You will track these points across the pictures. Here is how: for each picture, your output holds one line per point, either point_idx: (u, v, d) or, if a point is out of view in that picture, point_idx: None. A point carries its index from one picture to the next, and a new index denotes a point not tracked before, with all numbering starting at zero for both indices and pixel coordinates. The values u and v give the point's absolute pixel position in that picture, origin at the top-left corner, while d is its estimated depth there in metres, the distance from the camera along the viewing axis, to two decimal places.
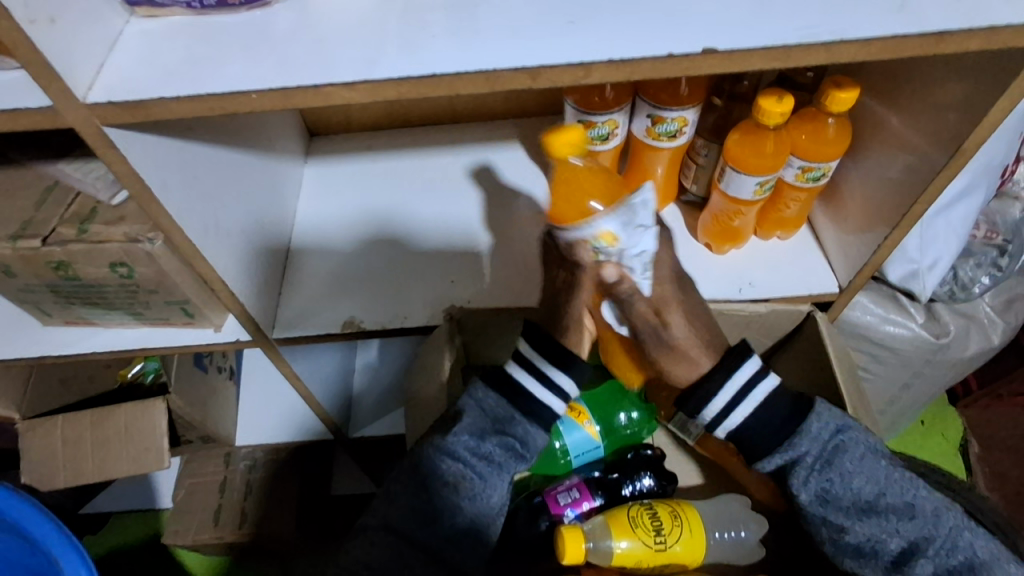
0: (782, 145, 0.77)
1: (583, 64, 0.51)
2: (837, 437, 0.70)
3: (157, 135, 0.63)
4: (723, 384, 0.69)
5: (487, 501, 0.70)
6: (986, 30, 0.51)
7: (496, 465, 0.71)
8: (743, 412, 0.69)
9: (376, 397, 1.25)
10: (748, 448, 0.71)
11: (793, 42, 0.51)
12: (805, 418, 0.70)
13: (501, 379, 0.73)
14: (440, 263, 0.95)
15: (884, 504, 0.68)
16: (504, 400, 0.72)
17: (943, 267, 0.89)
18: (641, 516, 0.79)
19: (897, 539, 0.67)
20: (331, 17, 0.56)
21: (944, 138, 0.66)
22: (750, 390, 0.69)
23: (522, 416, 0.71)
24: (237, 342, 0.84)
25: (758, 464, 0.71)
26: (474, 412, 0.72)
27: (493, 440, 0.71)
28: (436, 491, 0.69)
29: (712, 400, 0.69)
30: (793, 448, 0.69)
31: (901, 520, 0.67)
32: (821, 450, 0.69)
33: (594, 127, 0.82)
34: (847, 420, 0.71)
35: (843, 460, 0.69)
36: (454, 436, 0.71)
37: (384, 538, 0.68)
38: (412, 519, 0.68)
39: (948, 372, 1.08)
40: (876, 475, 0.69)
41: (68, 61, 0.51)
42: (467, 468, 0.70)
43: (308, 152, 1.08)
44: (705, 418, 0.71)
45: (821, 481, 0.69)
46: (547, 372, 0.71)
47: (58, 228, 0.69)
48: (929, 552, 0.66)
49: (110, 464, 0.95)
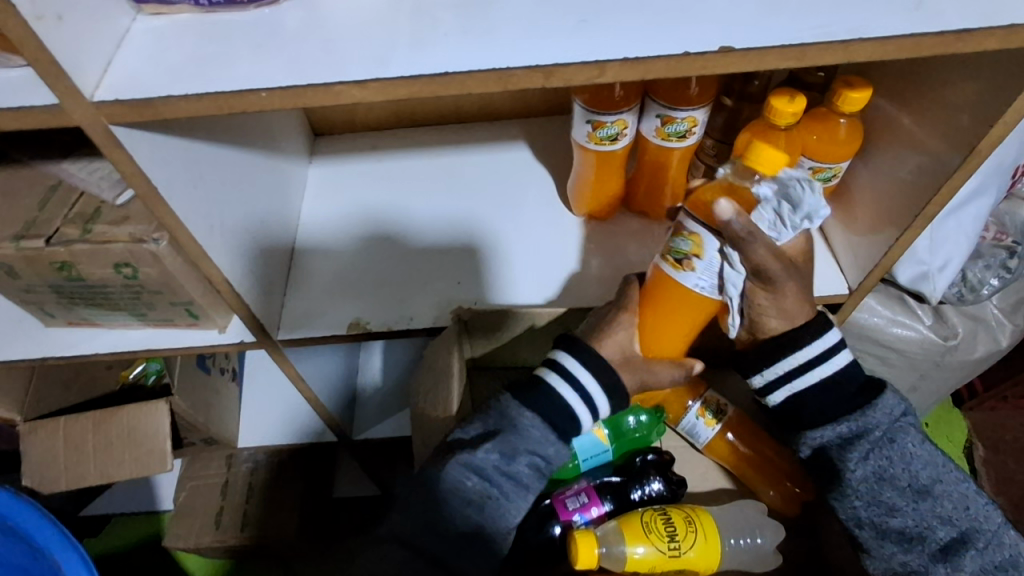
0: (793, 144, 0.76)
1: (598, 63, 0.50)
2: (903, 419, 0.70)
3: (163, 135, 0.62)
4: (813, 338, 0.70)
5: (509, 519, 0.70)
6: (1005, 29, 0.51)
7: (522, 485, 0.70)
8: (824, 371, 0.70)
9: (380, 399, 1.24)
10: (800, 416, 0.72)
11: (809, 41, 0.50)
12: (879, 393, 0.71)
13: (531, 393, 0.72)
14: (447, 266, 0.94)
15: (938, 490, 0.68)
16: (539, 419, 0.71)
17: (954, 268, 0.88)
18: (654, 521, 0.78)
19: (947, 527, 0.67)
20: (342, 16, 0.55)
21: (957, 139, 0.65)
22: (834, 351, 0.71)
23: (552, 435, 0.71)
24: (242, 344, 0.84)
25: (813, 433, 0.71)
26: (503, 426, 0.71)
27: (522, 459, 0.70)
28: (459, 507, 0.68)
29: (794, 353, 0.70)
30: (861, 419, 0.69)
31: (954, 508, 0.68)
32: (887, 426, 0.70)
33: (603, 127, 0.81)
34: (909, 407, 0.72)
35: (905, 440, 0.69)
36: (483, 452, 0.69)
37: (401, 552, 0.67)
38: (429, 534, 0.67)
39: (957, 374, 1.07)
40: (934, 460, 0.69)
41: (74, 58, 0.50)
42: (492, 486, 0.69)
43: (313, 152, 1.07)
44: (779, 371, 0.71)
45: (880, 459, 0.69)
46: (589, 391, 0.72)
47: (61, 228, 0.68)
48: (978, 544, 0.67)
49: (115, 467, 0.94)
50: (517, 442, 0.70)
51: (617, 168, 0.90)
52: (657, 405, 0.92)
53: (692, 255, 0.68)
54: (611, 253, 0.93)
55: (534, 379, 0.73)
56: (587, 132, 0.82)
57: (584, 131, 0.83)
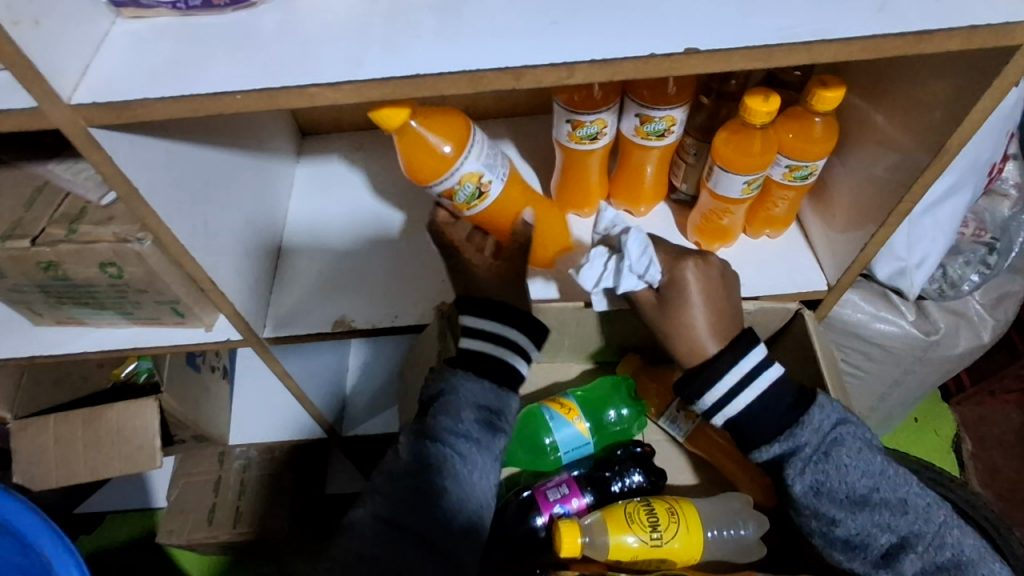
0: (769, 143, 0.77)
1: (566, 64, 0.51)
2: (837, 430, 0.71)
3: (144, 137, 0.63)
4: (729, 368, 0.72)
5: (473, 477, 0.72)
6: (966, 30, 0.52)
7: (476, 442, 0.73)
8: (750, 395, 0.72)
9: (370, 396, 1.26)
10: (742, 440, 0.74)
11: (774, 42, 0.51)
12: (807, 409, 0.71)
13: (469, 361, 0.77)
14: (431, 265, 0.95)
15: (877, 498, 0.69)
16: (478, 377, 0.76)
17: (932, 265, 0.89)
18: (636, 512, 0.80)
19: (887, 533, 0.68)
20: (316, 18, 0.56)
21: (928, 138, 0.66)
22: (755, 376, 0.72)
23: (489, 387, 0.76)
24: (228, 342, 0.85)
25: (755, 455, 0.73)
26: (458, 395, 0.75)
27: (470, 416, 0.73)
28: (421, 474, 0.70)
29: (715, 385, 0.72)
30: (790, 439, 0.70)
31: (893, 515, 0.68)
32: (819, 441, 0.70)
33: (582, 127, 0.81)
34: (847, 415, 0.72)
35: (840, 454, 0.69)
36: (434, 418, 0.73)
37: (373, 526, 0.68)
38: (396, 504, 0.69)
39: (939, 370, 1.08)
40: (871, 469, 0.69)
41: (51, 62, 0.51)
42: (448, 447, 0.72)
43: (299, 152, 1.08)
44: (706, 403, 0.74)
45: (817, 473, 0.69)
46: (509, 340, 0.78)
47: (46, 228, 0.69)
48: (917, 548, 0.67)
49: (104, 465, 0.95)
50: (472, 407, 0.74)
51: (600, 166, 0.90)
52: (638, 399, 0.94)
53: (478, 185, 0.77)
54: None
55: (462, 351, 0.78)
56: (567, 132, 0.83)
57: (564, 130, 0.83)
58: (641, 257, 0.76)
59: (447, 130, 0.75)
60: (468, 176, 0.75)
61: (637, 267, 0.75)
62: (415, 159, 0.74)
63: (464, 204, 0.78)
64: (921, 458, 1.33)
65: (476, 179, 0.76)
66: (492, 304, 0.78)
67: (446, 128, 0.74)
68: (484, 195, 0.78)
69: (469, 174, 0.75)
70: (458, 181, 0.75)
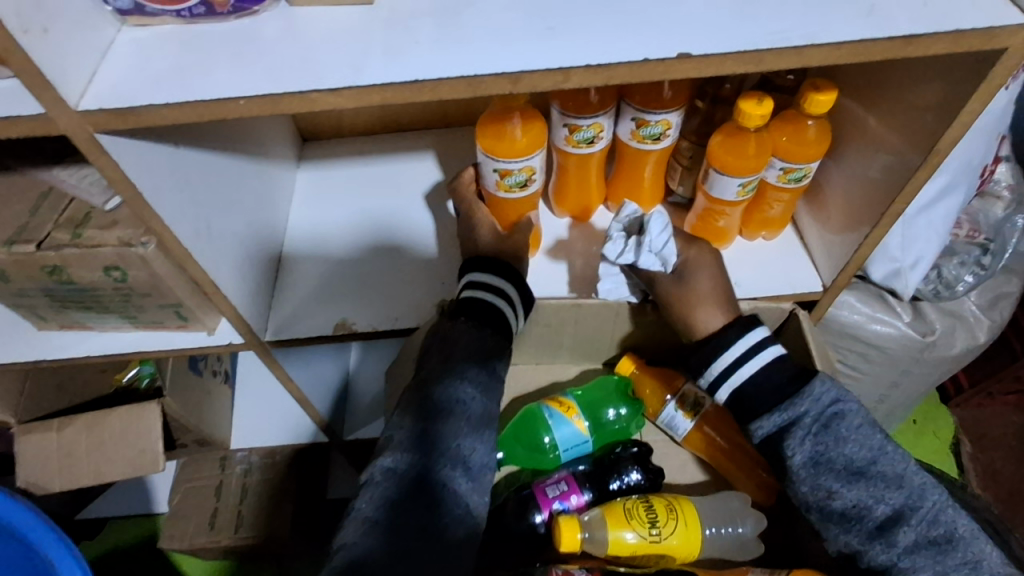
0: (763, 146, 0.79)
1: (562, 69, 0.53)
2: (837, 405, 0.70)
3: (149, 143, 0.64)
4: (735, 339, 0.75)
5: (484, 422, 0.71)
6: (952, 34, 0.53)
7: (483, 387, 0.72)
8: (756, 365, 0.74)
9: (371, 400, 1.26)
10: (747, 408, 0.74)
11: (764, 47, 0.53)
12: (806, 383, 0.72)
13: (464, 310, 0.75)
14: (430, 268, 0.96)
15: (874, 471, 0.68)
16: (477, 324, 0.74)
17: (926, 266, 0.90)
18: (636, 508, 0.81)
19: (882, 506, 0.66)
20: (317, 25, 0.58)
21: (920, 139, 0.67)
22: (761, 348, 0.74)
23: (490, 333, 0.74)
24: (231, 345, 0.86)
25: (753, 430, 0.73)
26: (461, 347, 0.72)
27: (475, 363, 0.72)
28: (434, 421, 0.68)
29: (723, 354, 0.75)
30: (790, 407, 0.70)
31: (888, 488, 0.67)
32: (819, 412, 0.70)
33: (579, 131, 0.82)
34: (848, 393, 0.72)
35: (839, 427, 0.69)
36: (437, 371, 0.71)
37: (395, 475, 0.65)
38: (414, 452, 0.66)
39: (937, 370, 1.09)
40: (868, 442, 0.69)
41: (59, 70, 0.52)
42: (458, 393, 0.70)
43: (300, 158, 1.10)
44: (715, 373, 0.75)
45: (817, 442, 0.69)
46: (504, 290, 0.78)
47: (52, 233, 0.70)
48: (911, 521, 0.65)
49: (108, 468, 0.96)
50: (477, 358, 0.72)
51: (597, 170, 0.91)
52: (635, 398, 0.95)
53: (527, 180, 0.83)
54: (593, 255, 0.94)
55: (457, 303, 0.77)
56: (565, 136, 0.84)
57: (562, 134, 0.84)
58: (662, 236, 0.81)
59: (528, 121, 0.81)
60: (522, 169, 0.81)
61: (657, 245, 0.81)
62: (493, 136, 0.80)
63: (506, 190, 0.84)
64: (920, 460, 1.34)
65: (529, 175, 0.82)
66: (499, 263, 0.80)
67: (528, 119, 0.81)
68: (527, 189, 0.85)
69: (528, 168, 0.81)
70: (517, 170, 0.81)
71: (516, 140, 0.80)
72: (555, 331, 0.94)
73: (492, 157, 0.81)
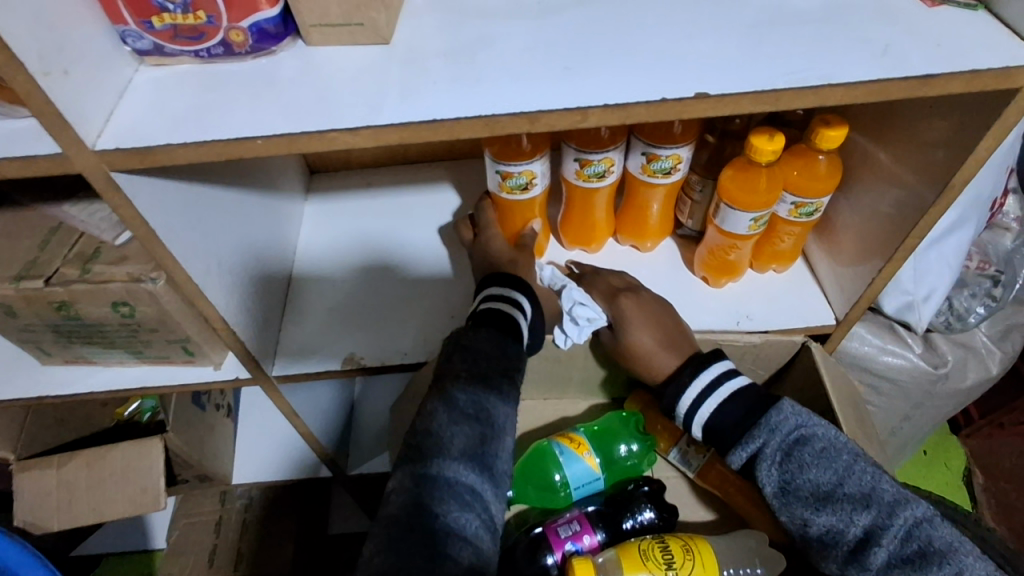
0: (774, 181, 0.79)
1: (581, 109, 0.53)
2: (801, 430, 0.69)
3: (163, 180, 0.64)
4: (689, 382, 0.76)
5: (504, 426, 0.68)
6: (967, 74, 0.53)
7: (505, 394, 0.70)
8: (715, 403, 0.74)
9: (374, 433, 1.24)
10: (719, 440, 0.74)
11: (781, 86, 0.53)
12: (767, 411, 0.71)
13: (485, 323, 0.75)
14: (438, 302, 0.95)
15: (842, 493, 0.66)
16: (500, 336, 0.73)
17: (939, 298, 0.90)
18: (651, 549, 0.78)
19: (853, 527, 0.64)
20: (334, 66, 0.58)
21: (933, 175, 0.67)
22: (719, 384, 0.74)
23: (513, 342, 0.74)
24: (236, 380, 0.85)
25: (729, 460, 0.73)
26: (484, 358, 0.71)
27: (499, 372, 0.70)
28: (455, 425, 0.65)
29: (682, 396, 0.76)
30: (755, 437, 0.70)
31: (856, 509, 0.64)
32: (783, 439, 0.69)
33: (590, 165, 0.83)
34: (816, 417, 0.70)
35: (802, 452, 0.68)
36: (456, 379, 0.69)
37: (416, 478, 0.62)
38: (434, 455, 0.63)
39: (952, 401, 1.07)
40: (832, 463, 0.67)
41: (78, 110, 0.52)
42: (480, 398, 0.68)
43: (308, 190, 1.10)
44: (680, 414, 0.77)
45: (786, 470, 0.69)
46: (522, 305, 0.79)
47: (60, 268, 0.69)
48: (883, 540, 0.62)
49: (108, 506, 0.94)
50: (498, 367, 0.71)
51: (606, 203, 0.92)
52: (646, 434, 0.94)
53: (529, 183, 0.83)
54: None
55: (478, 317, 0.76)
56: (575, 169, 0.84)
57: (572, 168, 0.85)
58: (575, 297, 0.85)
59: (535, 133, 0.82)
60: (519, 173, 0.82)
61: (579, 311, 0.85)
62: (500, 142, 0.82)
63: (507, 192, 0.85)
64: (933, 492, 1.31)
65: (529, 179, 0.83)
66: (512, 278, 0.81)
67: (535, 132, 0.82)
68: (529, 193, 0.85)
69: (526, 172, 0.82)
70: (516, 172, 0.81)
71: (523, 146, 0.82)
72: (564, 363, 0.93)
73: (495, 159, 0.82)
